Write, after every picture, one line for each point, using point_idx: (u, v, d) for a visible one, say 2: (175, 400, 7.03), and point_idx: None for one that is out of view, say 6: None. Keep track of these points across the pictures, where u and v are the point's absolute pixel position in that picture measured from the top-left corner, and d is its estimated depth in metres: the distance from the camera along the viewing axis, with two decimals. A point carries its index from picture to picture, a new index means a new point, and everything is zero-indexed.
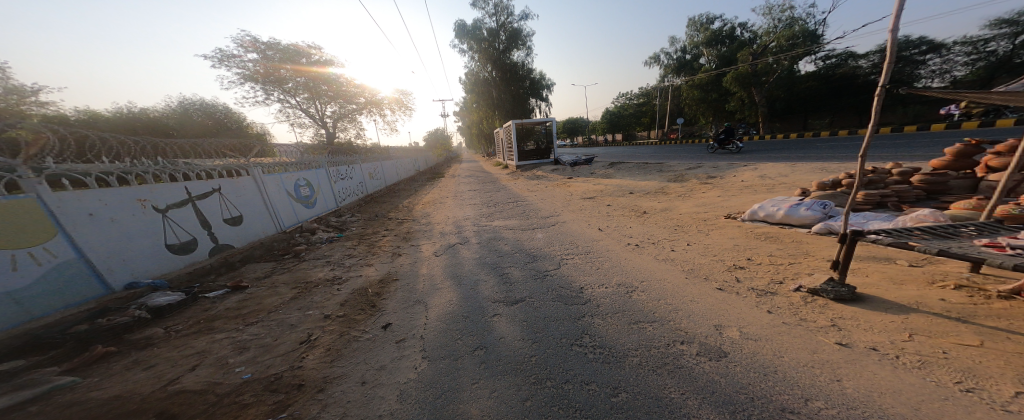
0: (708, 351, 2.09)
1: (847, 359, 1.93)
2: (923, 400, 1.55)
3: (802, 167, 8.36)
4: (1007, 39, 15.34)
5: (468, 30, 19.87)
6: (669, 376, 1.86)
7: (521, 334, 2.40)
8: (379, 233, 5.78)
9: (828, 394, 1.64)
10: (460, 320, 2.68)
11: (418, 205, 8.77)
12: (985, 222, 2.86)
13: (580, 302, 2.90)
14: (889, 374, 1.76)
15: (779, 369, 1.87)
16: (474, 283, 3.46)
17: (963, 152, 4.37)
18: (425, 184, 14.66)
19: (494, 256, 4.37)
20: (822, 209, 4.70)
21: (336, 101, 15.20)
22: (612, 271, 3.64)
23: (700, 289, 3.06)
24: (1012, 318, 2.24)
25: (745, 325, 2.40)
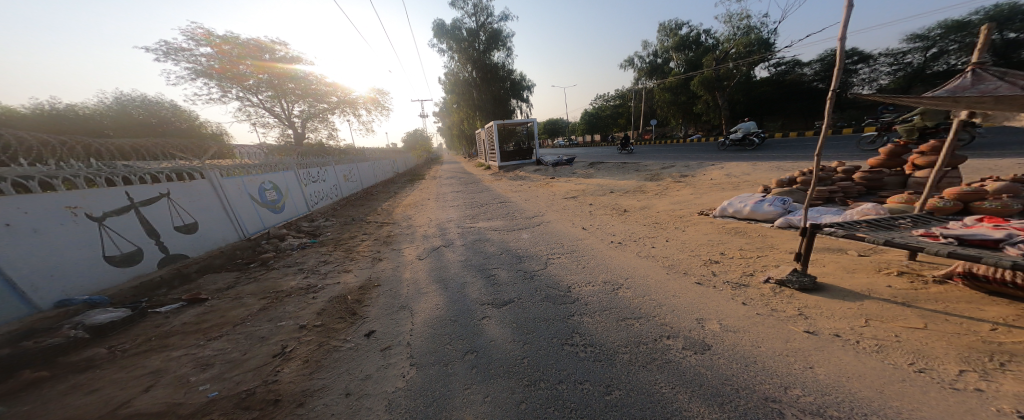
0: (693, 344, 2.16)
1: (816, 346, 2.06)
2: (885, 383, 1.68)
3: (762, 166, 8.92)
4: (920, 52, 17.15)
5: (447, 30, 19.64)
6: (658, 371, 1.90)
7: (511, 336, 2.38)
8: (356, 237, 5.57)
9: (803, 382, 1.74)
10: (448, 324, 2.62)
11: (398, 208, 8.51)
12: (919, 215, 3.13)
13: (568, 302, 2.91)
14: (854, 360, 1.90)
15: (757, 359, 1.97)
16: (461, 286, 3.40)
17: (893, 152, 4.72)
18: (405, 186, 14.26)
19: (481, 258, 4.31)
20: (783, 205, 4.99)
21: (305, 100, 14.46)
22: (597, 269, 3.70)
23: (680, 284, 3.16)
24: (949, 301, 2.46)
25: (724, 318, 2.51)
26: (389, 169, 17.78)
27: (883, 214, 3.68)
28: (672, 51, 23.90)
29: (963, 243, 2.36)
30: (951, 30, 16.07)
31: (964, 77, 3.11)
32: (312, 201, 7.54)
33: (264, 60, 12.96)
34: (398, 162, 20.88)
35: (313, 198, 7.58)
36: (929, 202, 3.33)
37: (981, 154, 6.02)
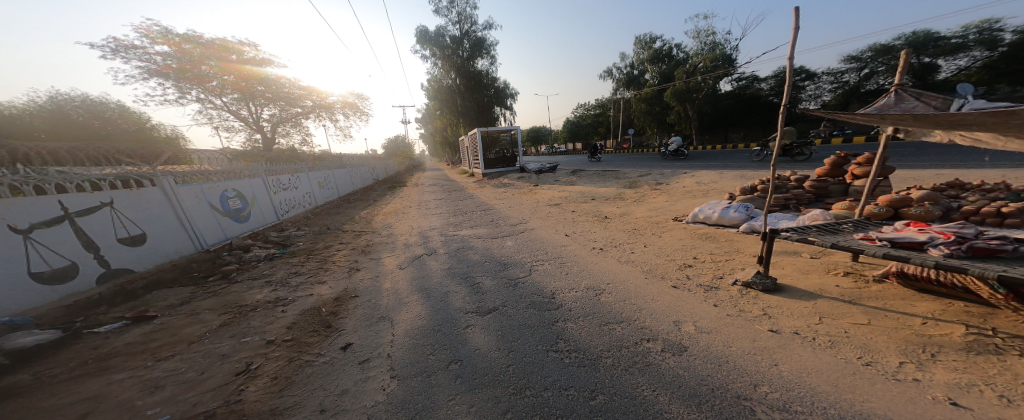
0: (671, 346, 2.24)
1: (780, 344, 2.20)
2: (840, 377, 1.82)
3: (728, 174, 9.47)
4: (854, 72, 18.88)
5: (430, 37, 19.59)
6: (639, 374, 1.94)
7: (496, 344, 2.36)
8: (331, 247, 5.35)
9: (771, 378, 1.84)
10: (430, 334, 2.56)
11: (378, 216, 8.28)
12: (857, 220, 3.43)
13: (552, 308, 2.93)
14: (812, 356, 2.04)
15: (729, 359, 2.06)
16: (445, 295, 3.34)
17: (835, 163, 5.19)
18: (385, 194, 13.91)
19: (464, 266, 4.27)
20: (746, 211, 5.32)
21: (276, 104, 13.87)
22: (580, 275, 3.76)
23: (657, 288, 3.28)
24: (887, 298, 2.71)
25: (698, 319, 2.62)
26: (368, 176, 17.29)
27: (830, 219, 4.00)
28: (647, 64, 24.99)
29: (894, 245, 2.60)
30: (879, 53, 17.84)
31: (890, 96, 3.48)
32: (283, 210, 7.20)
33: (228, 60, 12.21)
34: (378, 168, 20.37)
35: (283, 206, 7.24)
36: (866, 208, 3.65)
37: (918, 164, 6.69)
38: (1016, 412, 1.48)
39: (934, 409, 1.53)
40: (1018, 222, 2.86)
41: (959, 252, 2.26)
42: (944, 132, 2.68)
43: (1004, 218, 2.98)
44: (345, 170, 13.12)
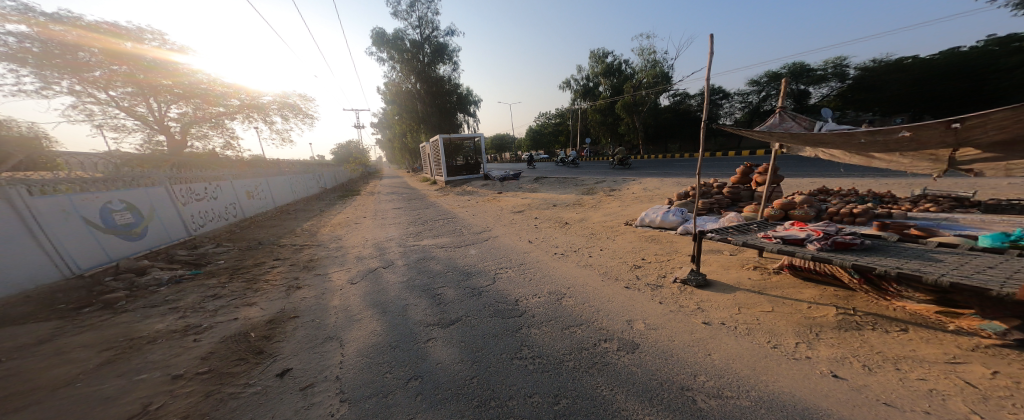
0: (625, 345, 2.36)
1: (710, 334, 2.43)
2: (757, 360, 2.06)
3: (670, 181, 10.38)
4: (756, 93, 22.09)
5: (388, 39, 18.78)
6: (598, 375, 2.00)
7: (459, 356, 2.28)
8: (264, 264, 4.77)
9: (706, 368, 2.02)
10: (387, 351, 2.39)
11: (325, 228, 7.60)
12: (759, 221, 3.97)
13: (515, 315, 2.93)
14: (737, 344, 2.29)
15: (673, 352, 2.22)
16: (403, 308, 3.15)
17: (745, 172, 5.98)
18: (335, 204, 12.79)
19: (425, 277, 4.07)
20: (683, 215, 5.86)
21: (189, 102, 10.25)
22: (542, 280, 3.81)
23: (612, 289, 3.45)
24: (784, 287, 3.16)
25: (647, 317, 2.79)
26: (314, 184, 15.75)
27: (742, 220, 4.56)
28: (600, 77, 26.44)
29: (784, 242, 3.02)
30: (773, 78, 21.17)
31: (776, 116, 4.14)
32: (197, 224, 6.27)
33: (111, 42, 8.20)
34: (326, 176, 18.69)
35: (198, 220, 6.30)
36: (765, 211, 4.24)
37: (815, 172, 7.99)
38: (876, 377, 1.81)
39: (823, 382, 1.80)
40: (864, 220, 3.53)
41: (826, 246, 2.70)
42: (812, 147, 3.24)
43: (855, 217, 3.67)
44: (283, 178, 11.74)
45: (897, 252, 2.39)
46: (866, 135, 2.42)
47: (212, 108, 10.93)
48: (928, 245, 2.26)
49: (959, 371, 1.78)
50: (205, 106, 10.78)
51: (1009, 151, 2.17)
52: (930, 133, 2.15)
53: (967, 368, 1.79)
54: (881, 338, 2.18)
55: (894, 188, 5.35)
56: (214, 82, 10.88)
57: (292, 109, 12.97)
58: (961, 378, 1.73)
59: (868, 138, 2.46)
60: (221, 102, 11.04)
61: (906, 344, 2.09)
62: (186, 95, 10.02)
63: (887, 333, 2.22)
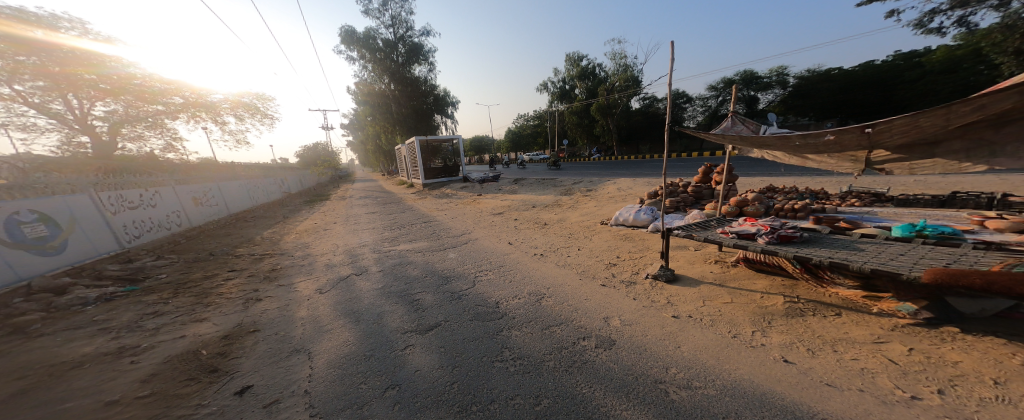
0: (603, 341, 2.40)
1: (679, 327, 2.54)
2: (722, 350, 2.17)
3: (642, 181, 10.77)
4: (714, 98, 23.53)
5: (358, 37, 18.13)
6: (578, 373, 2.01)
7: (438, 362, 2.22)
8: (218, 276, 4.40)
9: (679, 361, 2.08)
10: (361, 361, 2.27)
11: (290, 235, 7.15)
12: (718, 217, 4.21)
13: (495, 317, 2.90)
14: (703, 335, 2.39)
15: (647, 346, 2.29)
16: (378, 317, 3.01)
17: (706, 172, 6.31)
18: (304, 209, 12.10)
19: (401, 283, 3.93)
20: (653, 213, 6.10)
21: (117, 98, 9.06)
22: (522, 282, 3.81)
23: (589, 288, 3.51)
24: (740, 279, 3.36)
25: (622, 313, 2.86)
26: (276, 189, 14.82)
27: (704, 218, 4.81)
28: (576, 80, 27.12)
29: (736, 237, 3.21)
30: (727, 84, 22.71)
31: (728, 119, 4.42)
32: (131, 235, 5.71)
33: (17, 28, 6.83)
34: (291, 179, 17.67)
35: (131, 230, 5.74)
36: (723, 208, 4.51)
37: (770, 171, 8.62)
38: (819, 360, 1.96)
39: (776, 367, 1.93)
40: (804, 215, 3.85)
41: (773, 239, 2.91)
42: (758, 149, 3.48)
43: (797, 212, 3.99)
44: (237, 182, 10.90)
45: (830, 243, 2.62)
46: (800, 139, 2.65)
47: (149, 106, 9.76)
48: (854, 236, 2.50)
49: (884, 349, 1.97)
50: (139, 104, 9.60)
51: (914, 151, 2.45)
52: (849, 136, 2.39)
53: (889, 346, 1.99)
54: (820, 323, 2.38)
55: (836, 184, 5.88)
56: (149, 77, 9.68)
57: (245, 109, 12.05)
58: (886, 355, 1.91)
59: (802, 141, 2.69)
60: (159, 100, 9.92)
61: (841, 327, 2.28)
62: (113, 90, 8.88)
63: (826, 318, 2.42)
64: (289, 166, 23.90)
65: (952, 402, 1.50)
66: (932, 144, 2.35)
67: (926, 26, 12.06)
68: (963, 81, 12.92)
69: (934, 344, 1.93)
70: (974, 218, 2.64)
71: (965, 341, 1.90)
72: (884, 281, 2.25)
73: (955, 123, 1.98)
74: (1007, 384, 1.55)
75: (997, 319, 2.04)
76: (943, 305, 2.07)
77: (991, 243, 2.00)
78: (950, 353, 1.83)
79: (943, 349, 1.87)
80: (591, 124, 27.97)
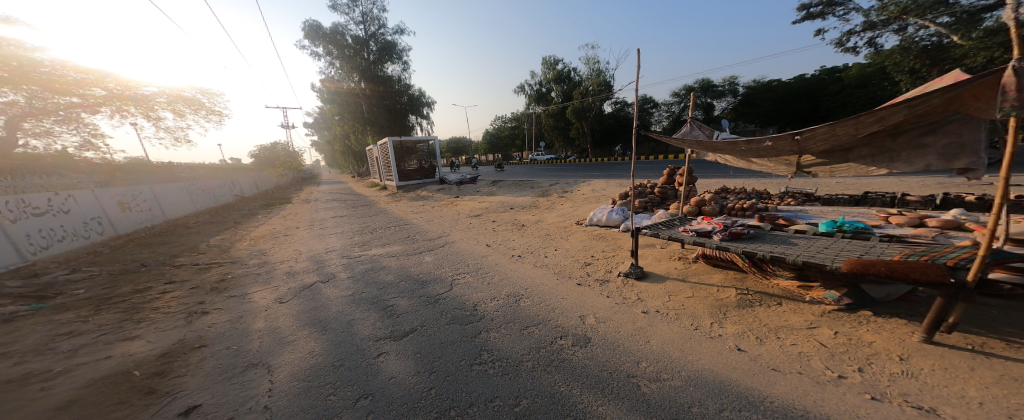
0: (579, 340, 2.45)
1: (648, 322, 2.65)
2: (686, 342, 2.29)
3: (615, 183, 11.13)
4: (677, 103, 25.04)
5: (325, 33, 17.33)
6: (557, 372, 2.04)
7: (414, 368, 2.16)
8: (156, 289, 4.00)
9: (649, 355, 2.17)
10: (330, 371, 2.16)
11: (245, 242, 6.65)
12: (680, 216, 4.44)
13: (474, 320, 2.88)
14: (670, 328, 2.51)
15: (621, 342, 2.37)
16: (348, 324, 2.88)
17: (670, 174, 6.65)
18: (267, 213, 11.30)
19: (374, 289, 3.78)
20: (623, 213, 6.32)
21: (19, 88, 6.91)
22: (500, 283, 3.81)
23: (566, 287, 3.58)
24: (701, 273, 3.56)
25: (597, 311, 2.94)
26: (226, 191, 13.73)
27: (668, 217, 5.06)
28: (552, 83, 27.56)
29: (694, 235, 3.40)
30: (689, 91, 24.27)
31: (688, 125, 4.69)
32: (37, 245, 5.08)
33: None
34: (245, 181, 16.44)
35: (38, 240, 5.12)
36: (684, 208, 4.77)
37: (730, 172, 9.23)
38: (766, 346, 2.12)
39: (731, 356, 2.07)
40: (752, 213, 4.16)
41: (725, 235, 3.09)
42: (712, 153, 3.73)
43: (746, 211, 4.31)
44: (176, 185, 9.92)
45: (771, 239, 2.85)
46: (745, 144, 2.87)
47: (60, 98, 7.79)
48: (791, 231, 2.74)
49: (815, 333, 2.17)
50: (49, 95, 7.51)
51: (836, 157, 2.74)
52: (783, 143, 2.63)
53: (820, 330, 2.20)
54: (766, 312, 2.58)
55: (785, 185, 6.42)
56: (58, 62, 7.73)
57: (184, 102, 10.76)
58: (818, 339, 2.11)
59: (747, 147, 2.91)
60: (74, 90, 8.00)
61: (781, 315, 2.49)
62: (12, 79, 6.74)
63: (771, 307, 2.62)
64: (243, 167, 22.17)
65: (870, 379, 1.69)
66: (847, 150, 2.64)
67: (845, 46, 13.40)
68: (873, 95, 15.08)
69: (854, 327, 2.16)
70: (882, 214, 3.01)
71: (877, 324, 2.15)
72: (814, 272, 2.48)
73: (862, 133, 2.25)
74: (910, 359, 1.77)
75: (904, 303, 2.32)
76: (860, 292, 2.34)
77: (893, 237, 2.28)
78: (866, 335, 2.05)
79: (861, 331, 2.10)
80: (567, 126, 28.52)
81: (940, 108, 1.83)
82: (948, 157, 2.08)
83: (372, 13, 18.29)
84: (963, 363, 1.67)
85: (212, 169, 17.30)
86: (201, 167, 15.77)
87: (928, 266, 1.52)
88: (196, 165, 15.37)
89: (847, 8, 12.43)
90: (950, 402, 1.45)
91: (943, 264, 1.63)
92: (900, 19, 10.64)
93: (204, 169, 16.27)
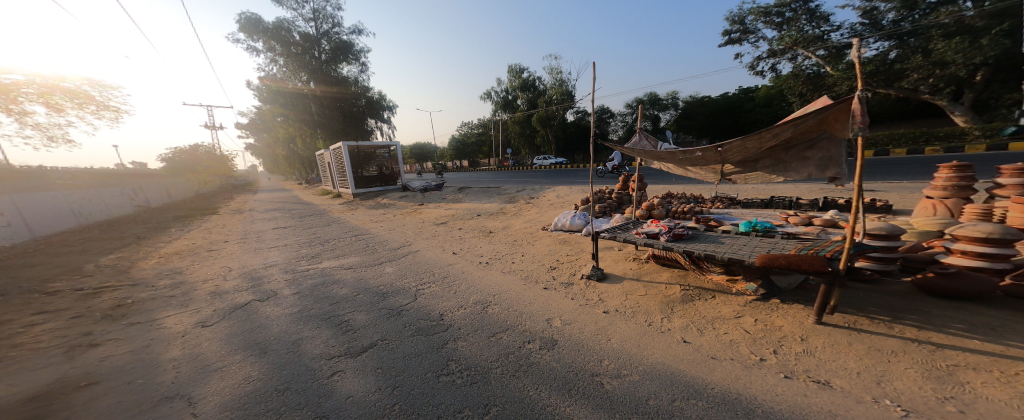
0: (546, 342, 2.51)
1: (608, 321, 2.79)
2: (641, 338, 2.45)
3: (579, 188, 11.54)
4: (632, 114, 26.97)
5: (267, 28, 16.17)
6: (525, 376, 2.06)
7: (375, 384, 2.06)
8: (24, 322, 3.33)
9: (608, 352, 2.29)
10: (273, 397, 1.98)
11: (153, 261, 5.79)
12: (633, 220, 4.74)
13: (440, 330, 2.83)
14: (626, 325, 2.67)
15: (583, 342, 2.47)
16: (296, 344, 2.66)
17: (626, 180, 7.08)
18: (194, 226, 10.04)
19: (325, 305, 3.55)
20: (584, 217, 6.58)
21: None
22: (468, 291, 3.77)
23: (533, 292, 3.65)
24: (651, 272, 3.84)
25: (562, 313, 3.03)
26: (123, 200, 11.91)
27: (624, 220, 5.38)
28: (518, 91, 28.05)
29: (644, 237, 3.65)
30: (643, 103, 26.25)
31: (638, 135, 5.04)
32: None
33: None
34: (153, 189, 14.34)
35: None
36: (636, 212, 5.10)
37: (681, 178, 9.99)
38: (706, 336, 2.34)
39: (678, 348, 2.25)
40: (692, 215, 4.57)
41: (669, 237, 3.37)
42: (657, 162, 4.06)
43: (687, 214, 4.73)
44: (49, 195, 8.45)
45: (705, 239, 3.15)
46: (680, 154, 3.18)
47: None
48: (719, 231, 3.06)
49: (741, 322, 2.44)
50: None
51: (750, 168, 3.14)
52: (709, 154, 2.96)
53: (744, 319, 2.47)
54: (704, 304, 2.85)
55: (726, 190, 7.12)
56: None
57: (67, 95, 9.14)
58: (744, 327, 2.37)
59: (682, 157, 3.23)
60: None
61: (715, 307, 2.76)
62: None
63: (708, 300, 2.90)
64: (151, 175, 19.28)
65: (782, 359, 1.93)
66: (756, 161, 3.04)
67: (756, 69, 15.44)
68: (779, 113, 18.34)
69: (768, 314, 2.47)
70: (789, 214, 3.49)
71: (784, 310, 2.47)
72: (736, 267, 2.81)
73: (765, 147, 2.61)
74: (808, 339, 2.06)
75: (804, 293, 2.68)
76: (770, 283, 2.68)
77: (792, 234, 2.66)
78: (777, 320, 2.35)
79: (774, 317, 2.40)
80: (533, 133, 29.15)
81: (815, 127, 2.20)
82: (824, 167, 2.49)
83: (325, 10, 17.32)
84: (844, 340, 1.98)
85: (103, 175, 14.70)
86: (89, 173, 13.42)
87: (812, 258, 1.81)
88: (80, 172, 13.04)
89: (757, 37, 14.34)
90: (837, 374, 1.72)
91: (823, 256, 1.93)
92: (791, 50, 12.62)
93: (93, 176, 13.82)
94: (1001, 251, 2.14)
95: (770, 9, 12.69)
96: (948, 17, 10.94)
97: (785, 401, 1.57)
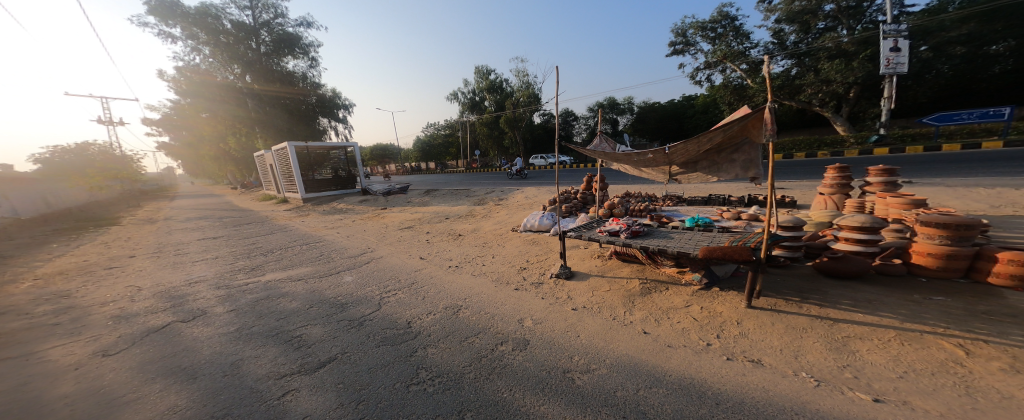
0: (518, 343, 2.56)
1: (576, 318, 2.90)
2: (607, 331, 2.58)
3: (546, 189, 11.79)
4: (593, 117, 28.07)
5: (188, 13, 14.71)
6: (498, 379, 2.09)
7: (337, 400, 1.96)
8: None
9: (575, 349, 2.38)
10: None
11: (28, 285, 4.85)
12: (597, 219, 4.95)
13: (409, 338, 2.77)
14: (593, 321, 2.80)
15: (553, 340, 2.55)
16: (239, 366, 2.45)
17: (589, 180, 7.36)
18: (99, 240, 8.68)
19: (273, 320, 3.31)
20: (552, 217, 6.73)
21: None
22: (437, 296, 3.72)
23: (504, 293, 3.69)
24: (614, 268, 4.03)
25: (534, 313, 3.10)
26: None
27: (588, 219, 5.61)
28: (485, 92, 28.16)
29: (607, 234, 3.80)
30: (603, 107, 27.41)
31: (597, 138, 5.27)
32: None
33: None
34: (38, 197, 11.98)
35: None
36: (599, 211, 5.33)
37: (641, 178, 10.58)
38: (663, 326, 2.52)
39: (640, 339, 2.40)
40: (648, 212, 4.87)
41: (627, 234, 3.51)
42: (615, 163, 4.30)
43: (643, 212, 5.04)
44: None
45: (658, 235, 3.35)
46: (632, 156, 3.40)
47: None
48: (670, 227, 3.29)
49: (691, 310, 2.65)
50: None
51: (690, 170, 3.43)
52: (658, 156, 3.19)
53: (693, 307, 2.69)
54: (660, 296, 3.06)
55: (679, 189, 7.68)
56: None
57: None
58: (692, 315, 2.58)
59: (634, 158, 3.46)
60: None
61: (669, 298, 2.97)
62: None
63: (664, 292, 3.11)
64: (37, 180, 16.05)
65: (726, 342, 2.14)
66: (694, 163, 3.34)
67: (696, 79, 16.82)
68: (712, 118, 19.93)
69: (713, 302, 2.70)
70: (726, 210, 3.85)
71: (725, 297, 2.74)
72: (684, 259, 3.05)
73: (702, 150, 2.88)
74: (743, 323, 2.30)
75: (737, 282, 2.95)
76: (711, 272, 2.96)
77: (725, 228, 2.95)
78: (718, 306, 2.59)
79: (716, 304, 2.64)
80: (502, 135, 28.99)
81: (738, 133, 2.48)
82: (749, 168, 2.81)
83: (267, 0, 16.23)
84: (771, 320, 2.24)
85: None
86: None
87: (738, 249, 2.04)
88: None
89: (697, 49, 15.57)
90: (768, 352, 1.93)
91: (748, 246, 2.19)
92: (722, 63, 13.93)
93: None
94: (873, 237, 2.57)
95: (706, 24, 13.87)
96: (832, 42, 12.89)
97: (729, 382, 1.74)
